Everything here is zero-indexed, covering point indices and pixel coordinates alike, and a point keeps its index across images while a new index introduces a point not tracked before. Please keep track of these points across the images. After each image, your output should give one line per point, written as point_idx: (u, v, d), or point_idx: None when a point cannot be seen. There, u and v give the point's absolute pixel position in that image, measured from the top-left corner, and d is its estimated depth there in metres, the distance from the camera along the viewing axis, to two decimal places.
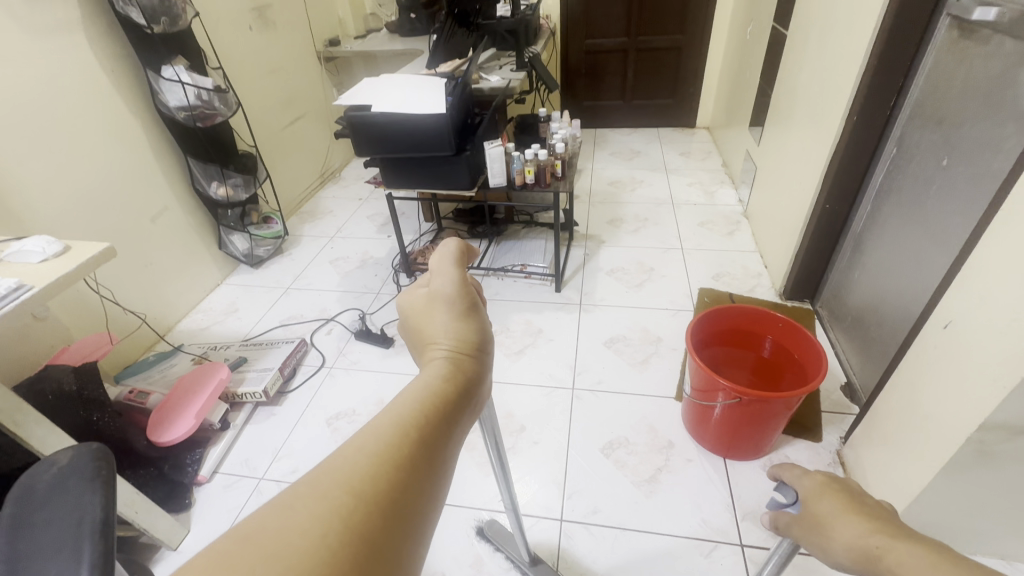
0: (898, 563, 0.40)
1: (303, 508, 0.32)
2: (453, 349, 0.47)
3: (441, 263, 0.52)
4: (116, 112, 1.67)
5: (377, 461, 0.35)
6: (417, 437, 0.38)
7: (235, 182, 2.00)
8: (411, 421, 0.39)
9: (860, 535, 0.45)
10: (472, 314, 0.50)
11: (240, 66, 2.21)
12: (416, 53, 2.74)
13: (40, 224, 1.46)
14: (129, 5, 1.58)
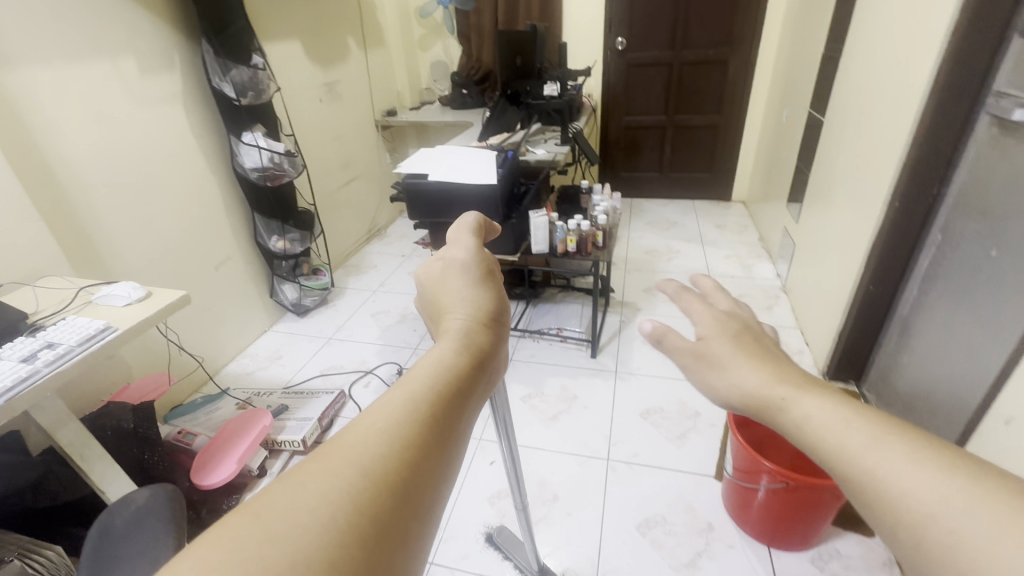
0: (799, 416, 0.33)
1: (316, 483, 0.27)
2: (472, 319, 0.43)
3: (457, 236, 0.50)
4: (198, 171, 1.85)
5: (398, 428, 0.30)
6: (434, 408, 0.32)
7: (293, 237, 2.16)
8: (434, 388, 0.33)
9: (764, 386, 0.37)
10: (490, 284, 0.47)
11: (308, 132, 2.43)
12: (466, 124, 2.95)
13: (120, 267, 1.59)
14: (223, 80, 1.79)
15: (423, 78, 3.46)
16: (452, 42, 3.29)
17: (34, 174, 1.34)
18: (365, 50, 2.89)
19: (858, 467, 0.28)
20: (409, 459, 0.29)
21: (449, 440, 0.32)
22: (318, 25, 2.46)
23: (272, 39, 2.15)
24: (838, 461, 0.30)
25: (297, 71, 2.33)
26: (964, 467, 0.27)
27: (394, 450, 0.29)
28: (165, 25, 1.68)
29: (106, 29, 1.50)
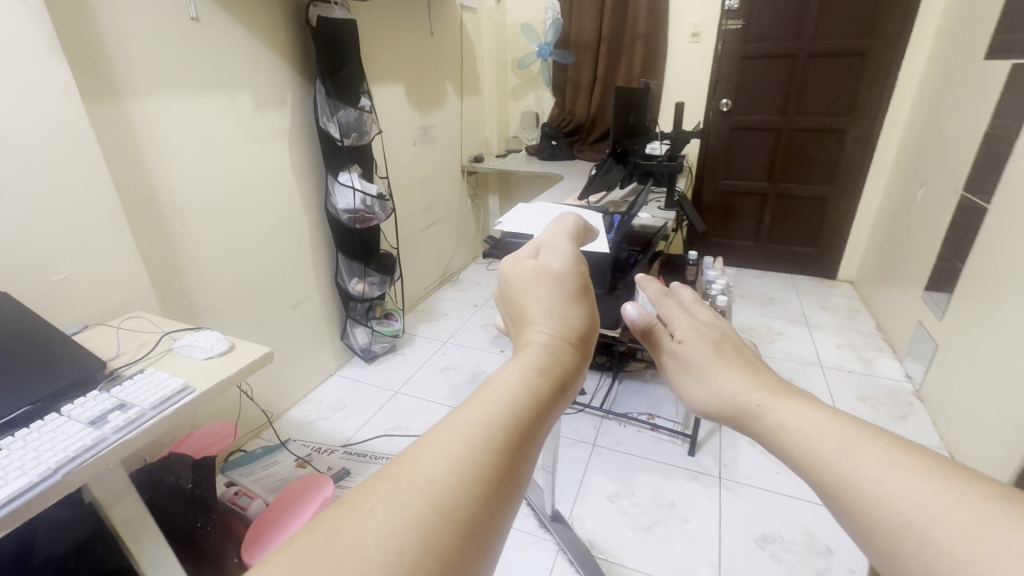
0: (778, 415, 0.40)
1: (382, 514, 0.26)
2: (557, 336, 0.40)
3: (555, 238, 0.47)
4: (292, 208, 1.81)
5: (468, 464, 0.28)
6: (513, 436, 0.30)
7: (372, 280, 2.06)
8: (509, 416, 0.31)
9: (744, 391, 0.44)
10: (582, 297, 0.43)
11: (399, 174, 2.39)
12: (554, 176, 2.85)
13: (204, 301, 1.53)
14: (330, 120, 1.76)
15: (512, 126, 3.43)
16: (546, 94, 3.26)
17: (139, 203, 1.29)
18: (462, 96, 2.89)
19: (839, 472, 0.33)
20: (481, 493, 0.28)
21: (521, 470, 0.31)
22: (422, 71, 2.46)
23: (378, 82, 2.15)
24: (822, 467, 0.34)
25: (397, 114, 2.31)
26: (954, 478, 0.30)
27: (463, 483, 0.27)
28: (284, 64, 1.67)
29: (230, 65, 1.50)
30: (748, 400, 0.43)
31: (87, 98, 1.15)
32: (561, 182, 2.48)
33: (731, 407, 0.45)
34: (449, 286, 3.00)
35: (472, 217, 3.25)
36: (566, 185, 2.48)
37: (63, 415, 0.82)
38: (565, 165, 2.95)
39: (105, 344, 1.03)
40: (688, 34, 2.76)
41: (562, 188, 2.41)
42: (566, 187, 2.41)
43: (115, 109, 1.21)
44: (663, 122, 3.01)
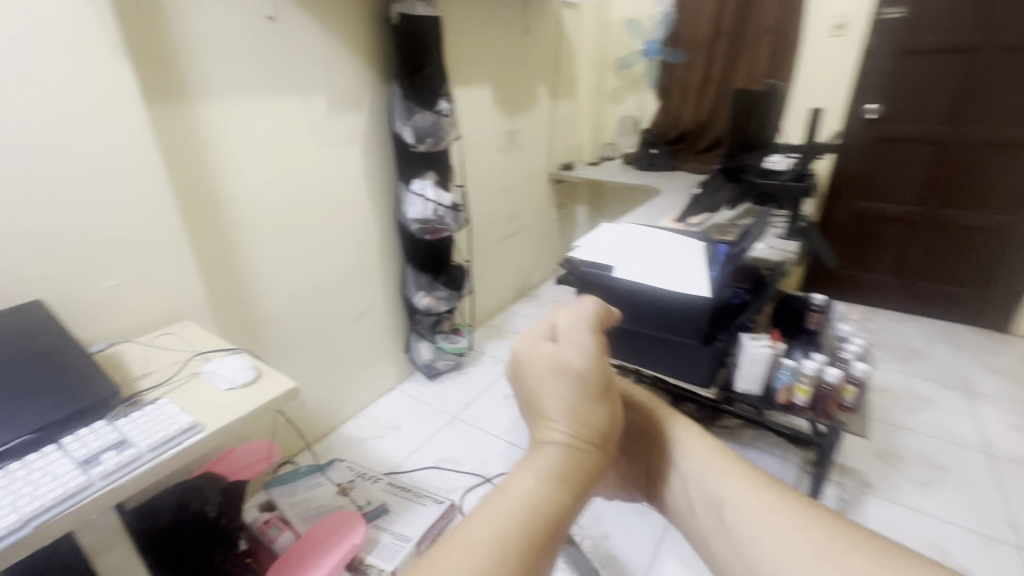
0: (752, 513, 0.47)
1: None
2: (573, 436, 0.46)
3: (575, 328, 0.52)
4: (361, 215, 1.73)
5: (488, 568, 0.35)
6: (528, 539, 0.38)
7: (440, 294, 1.94)
8: (528, 521, 0.38)
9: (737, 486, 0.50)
10: (602, 393, 0.48)
11: (480, 181, 2.25)
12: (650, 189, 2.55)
13: (263, 309, 1.48)
14: (405, 125, 1.65)
15: (608, 132, 3.17)
16: (649, 97, 2.95)
17: (202, 208, 1.26)
18: (555, 99, 2.69)
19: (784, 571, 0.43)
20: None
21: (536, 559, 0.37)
22: (512, 72, 2.30)
23: (464, 84, 2.02)
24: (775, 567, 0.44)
25: (483, 119, 2.17)
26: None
27: None
28: (364, 64, 1.59)
29: (306, 66, 1.43)
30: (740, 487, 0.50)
31: (154, 101, 1.12)
32: (657, 197, 2.18)
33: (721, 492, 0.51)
34: (525, 301, 2.82)
35: (557, 229, 3.04)
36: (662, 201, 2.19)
37: (61, 449, 0.75)
38: (664, 177, 2.63)
39: (137, 364, 0.98)
40: (830, 26, 2.32)
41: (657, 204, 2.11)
42: (662, 204, 2.11)
43: (182, 112, 1.17)
44: (788, 130, 2.57)
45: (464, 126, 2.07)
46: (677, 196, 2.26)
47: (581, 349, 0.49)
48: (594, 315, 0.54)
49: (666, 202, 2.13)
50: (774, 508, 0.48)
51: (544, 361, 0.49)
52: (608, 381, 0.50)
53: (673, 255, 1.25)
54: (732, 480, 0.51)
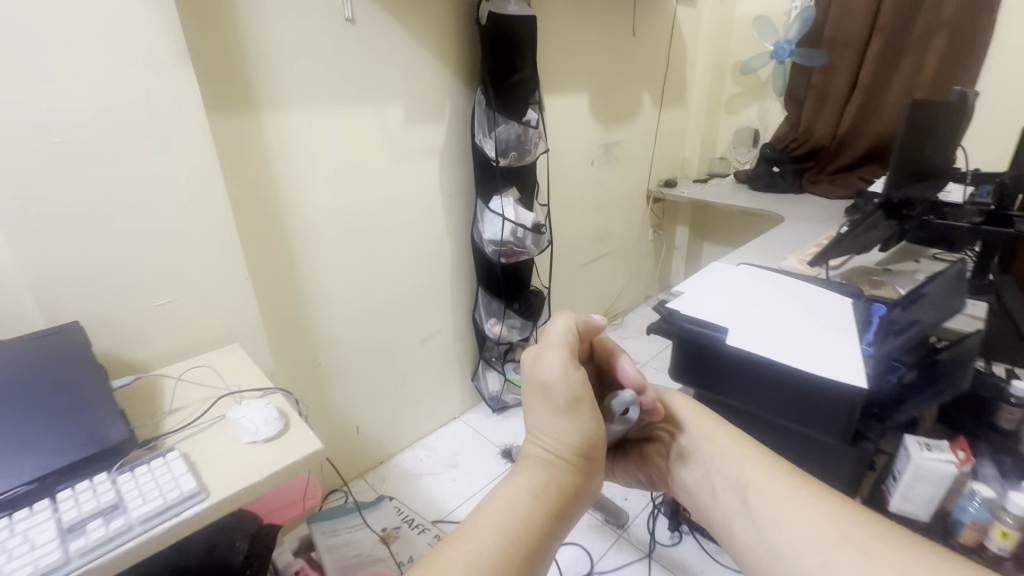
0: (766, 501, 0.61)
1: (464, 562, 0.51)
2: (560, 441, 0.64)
3: (553, 351, 0.68)
4: (435, 234, 1.60)
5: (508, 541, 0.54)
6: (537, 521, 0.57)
7: (512, 323, 1.75)
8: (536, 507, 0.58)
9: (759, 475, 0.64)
10: (576, 409, 0.65)
11: (568, 199, 2.03)
12: (769, 215, 2.16)
13: (322, 331, 1.39)
14: (488, 137, 1.49)
15: (720, 145, 2.79)
16: (774, 106, 2.54)
17: (261, 224, 1.19)
18: (661, 108, 2.40)
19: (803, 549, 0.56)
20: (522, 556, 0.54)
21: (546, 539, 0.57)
22: (614, 79, 2.06)
23: (557, 93, 1.82)
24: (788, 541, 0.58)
25: (576, 130, 1.96)
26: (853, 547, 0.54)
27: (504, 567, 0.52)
28: (447, 71, 1.45)
29: (383, 73, 1.31)
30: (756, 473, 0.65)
31: (213, 110, 1.05)
32: (779, 227, 1.82)
33: (742, 489, 0.65)
34: (609, 330, 2.56)
35: (651, 252, 2.73)
36: (785, 233, 1.82)
37: (53, 507, 0.66)
38: (788, 201, 2.23)
39: (172, 399, 0.90)
40: None
41: (780, 237, 1.76)
42: (785, 238, 1.75)
43: (245, 123, 1.10)
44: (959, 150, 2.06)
45: (554, 137, 1.87)
46: (804, 227, 1.87)
47: (556, 370, 0.65)
48: (565, 332, 0.71)
49: (790, 235, 1.76)
50: (798, 499, 0.60)
51: (533, 379, 0.67)
52: (578, 398, 0.66)
53: (811, 331, 0.94)
54: (755, 467, 0.65)
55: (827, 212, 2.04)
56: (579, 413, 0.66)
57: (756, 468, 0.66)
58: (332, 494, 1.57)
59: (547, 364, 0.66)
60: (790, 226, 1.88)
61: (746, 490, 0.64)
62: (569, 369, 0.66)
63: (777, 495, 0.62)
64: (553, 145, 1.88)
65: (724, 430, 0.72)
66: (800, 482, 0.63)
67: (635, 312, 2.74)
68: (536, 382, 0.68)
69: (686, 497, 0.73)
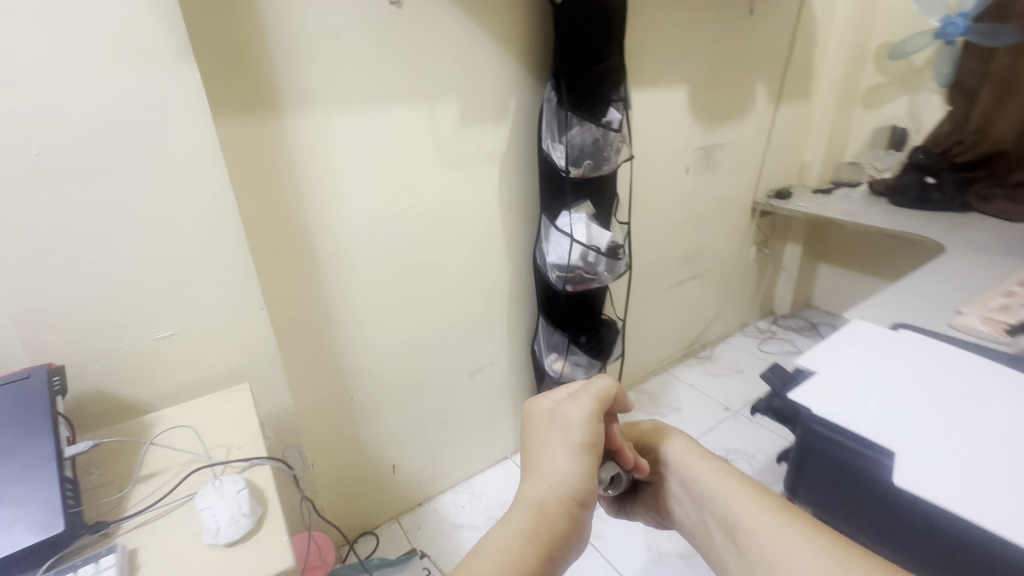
0: (745, 528, 0.75)
1: (491, 557, 0.68)
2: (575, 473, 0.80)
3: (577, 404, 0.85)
4: (491, 253, 1.37)
5: (528, 546, 0.70)
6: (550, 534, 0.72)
7: (577, 360, 1.48)
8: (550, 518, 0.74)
9: (741, 508, 0.78)
10: (588, 451, 0.81)
11: (654, 212, 1.72)
12: (922, 240, 1.68)
13: (354, 364, 1.22)
14: (557, 142, 1.23)
15: (851, 147, 2.29)
16: (932, 100, 2.01)
17: (283, 242, 1.03)
18: (778, 103, 1.98)
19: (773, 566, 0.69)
20: (538, 557, 0.69)
21: (554, 547, 0.72)
22: (721, 68, 1.70)
23: (649, 86, 1.51)
24: (764, 557, 0.71)
25: (670, 130, 1.63)
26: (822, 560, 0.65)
27: (521, 561, 0.68)
28: (513, 61, 1.21)
29: (434, 66, 1.10)
30: (734, 506, 0.79)
31: (222, 113, 0.89)
32: (940, 262, 1.38)
33: (732, 522, 0.78)
34: (694, 362, 2.20)
35: (753, 273, 2.31)
36: (949, 269, 1.37)
37: None
38: (948, 223, 1.73)
39: (148, 462, 0.76)
40: None
41: (943, 278, 1.32)
42: (949, 278, 1.31)
43: (261, 127, 0.94)
44: None
45: (641, 139, 1.56)
46: (978, 262, 1.40)
47: (579, 421, 0.82)
48: (594, 394, 0.87)
49: (959, 274, 1.31)
50: (789, 538, 0.70)
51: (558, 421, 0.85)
52: (592, 445, 0.82)
53: (941, 441, 0.67)
54: (736, 505, 0.80)
55: (1010, 240, 1.53)
56: (587, 455, 0.82)
57: (738, 504, 0.80)
58: (363, 536, 1.42)
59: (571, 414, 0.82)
60: (956, 260, 1.42)
61: (736, 532, 0.77)
62: (590, 419, 0.83)
63: (760, 532, 0.73)
64: (640, 149, 1.57)
65: (707, 467, 0.88)
66: (789, 517, 0.73)
67: (727, 342, 2.34)
68: (555, 427, 0.85)
69: (685, 525, 0.90)
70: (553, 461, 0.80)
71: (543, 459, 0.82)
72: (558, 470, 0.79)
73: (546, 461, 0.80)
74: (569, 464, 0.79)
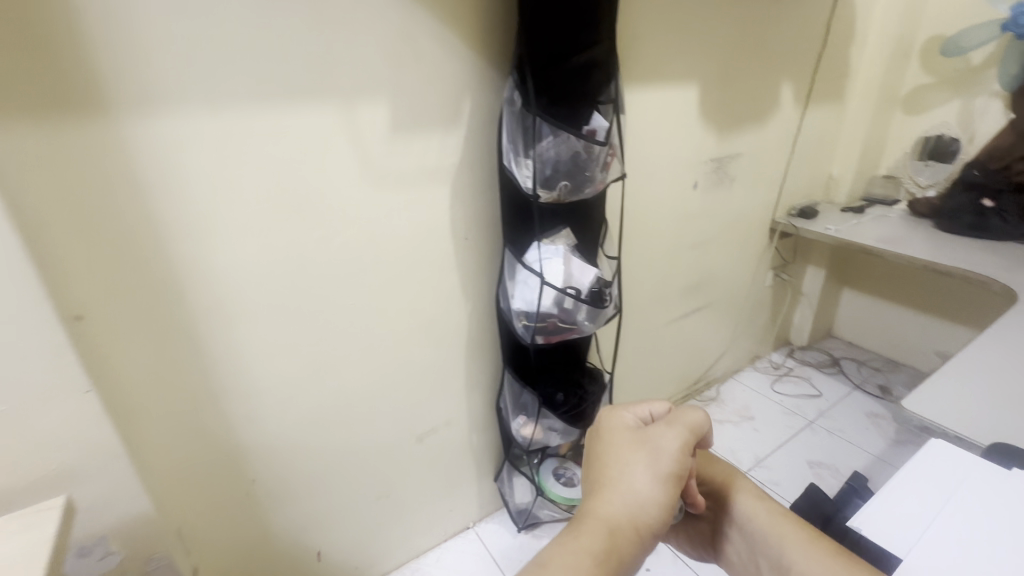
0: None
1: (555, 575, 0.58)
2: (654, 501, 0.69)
3: (671, 432, 0.75)
4: (441, 295, 1.08)
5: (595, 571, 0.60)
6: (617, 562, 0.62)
7: (551, 424, 1.20)
8: (620, 546, 0.64)
9: (803, 556, 0.68)
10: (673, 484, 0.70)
11: (652, 236, 1.43)
12: (987, 281, 1.36)
13: (252, 440, 0.94)
14: (524, 156, 0.94)
15: (887, 158, 1.98)
16: (990, 106, 1.69)
17: (125, 292, 0.75)
18: (806, 106, 1.66)
19: None
20: None
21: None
22: (739, 65, 1.39)
23: (649, 85, 1.22)
24: None
25: (675, 139, 1.33)
26: None
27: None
28: (465, 48, 0.91)
29: (349, 52, 0.80)
30: (800, 554, 0.68)
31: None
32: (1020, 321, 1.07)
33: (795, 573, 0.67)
34: (698, 403, 1.91)
35: (768, 302, 2.02)
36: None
37: None
38: (1013, 261, 1.42)
39: None
40: None
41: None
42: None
43: (71, 134, 0.65)
44: None
45: (638, 150, 1.27)
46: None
47: (672, 451, 0.72)
48: (693, 427, 0.76)
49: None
50: None
51: (644, 440, 0.74)
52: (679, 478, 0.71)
53: None
54: (798, 550, 0.68)
55: None
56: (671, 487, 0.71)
57: (799, 550, 0.69)
58: None
59: (666, 442, 0.73)
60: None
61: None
62: (683, 453, 0.73)
63: None
64: (636, 161, 1.28)
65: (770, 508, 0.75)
66: (844, 561, 0.64)
67: (736, 378, 2.05)
68: (639, 444, 0.74)
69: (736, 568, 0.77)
70: (636, 481, 0.69)
71: (620, 475, 0.70)
72: (640, 493, 0.68)
73: (627, 479, 0.69)
74: (653, 493, 0.68)
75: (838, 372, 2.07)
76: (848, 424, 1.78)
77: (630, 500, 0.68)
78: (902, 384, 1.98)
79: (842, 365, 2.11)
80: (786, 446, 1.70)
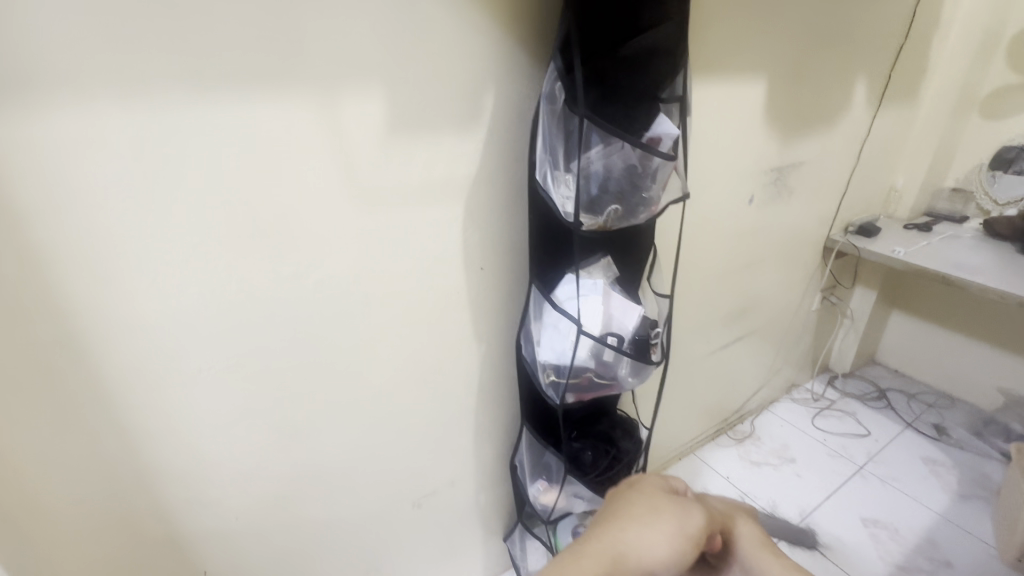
0: None
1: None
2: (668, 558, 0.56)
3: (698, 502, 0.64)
4: (449, 337, 0.86)
5: None
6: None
7: (576, 492, 0.98)
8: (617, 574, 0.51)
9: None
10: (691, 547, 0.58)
11: (698, 260, 1.20)
12: None
13: (199, 525, 0.74)
14: (564, 170, 0.72)
15: (957, 168, 1.74)
16: None
17: (11, 352, 0.54)
18: (879, 106, 1.42)
19: None
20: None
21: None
22: (812, 55, 1.15)
23: (709, 79, 0.98)
24: None
25: (734, 145, 1.10)
26: None
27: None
28: (490, 23, 0.68)
29: (331, 25, 0.58)
30: None
31: None
32: None
33: None
34: (730, 441, 1.70)
35: (810, 327, 1.80)
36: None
37: None
38: None
39: None
40: None
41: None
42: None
43: None
44: None
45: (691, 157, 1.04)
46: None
47: (699, 514, 0.62)
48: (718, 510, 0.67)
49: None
50: None
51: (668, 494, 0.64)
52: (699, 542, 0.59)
53: None
54: None
55: None
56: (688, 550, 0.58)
57: None
58: None
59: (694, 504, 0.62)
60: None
61: None
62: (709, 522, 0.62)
63: None
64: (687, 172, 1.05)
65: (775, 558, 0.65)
66: None
67: (772, 411, 1.83)
68: (666, 496, 0.63)
69: None
70: (658, 525, 0.58)
71: (640, 513, 0.59)
72: (656, 538, 0.56)
73: (647, 519, 0.58)
74: (671, 544, 0.56)
75: (886, 407, 1.85)
76: (904, 472, 1.57)
77: (649, 540, 0.56)
78: (959, 424, 1.76)
79: (890, 398, 1.89)
80: (835, 499, 1.49)
